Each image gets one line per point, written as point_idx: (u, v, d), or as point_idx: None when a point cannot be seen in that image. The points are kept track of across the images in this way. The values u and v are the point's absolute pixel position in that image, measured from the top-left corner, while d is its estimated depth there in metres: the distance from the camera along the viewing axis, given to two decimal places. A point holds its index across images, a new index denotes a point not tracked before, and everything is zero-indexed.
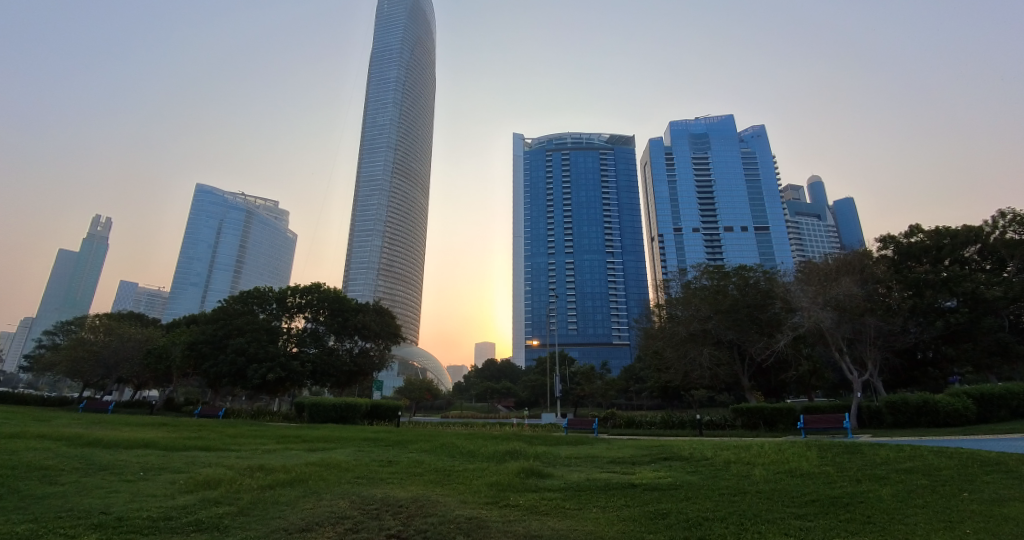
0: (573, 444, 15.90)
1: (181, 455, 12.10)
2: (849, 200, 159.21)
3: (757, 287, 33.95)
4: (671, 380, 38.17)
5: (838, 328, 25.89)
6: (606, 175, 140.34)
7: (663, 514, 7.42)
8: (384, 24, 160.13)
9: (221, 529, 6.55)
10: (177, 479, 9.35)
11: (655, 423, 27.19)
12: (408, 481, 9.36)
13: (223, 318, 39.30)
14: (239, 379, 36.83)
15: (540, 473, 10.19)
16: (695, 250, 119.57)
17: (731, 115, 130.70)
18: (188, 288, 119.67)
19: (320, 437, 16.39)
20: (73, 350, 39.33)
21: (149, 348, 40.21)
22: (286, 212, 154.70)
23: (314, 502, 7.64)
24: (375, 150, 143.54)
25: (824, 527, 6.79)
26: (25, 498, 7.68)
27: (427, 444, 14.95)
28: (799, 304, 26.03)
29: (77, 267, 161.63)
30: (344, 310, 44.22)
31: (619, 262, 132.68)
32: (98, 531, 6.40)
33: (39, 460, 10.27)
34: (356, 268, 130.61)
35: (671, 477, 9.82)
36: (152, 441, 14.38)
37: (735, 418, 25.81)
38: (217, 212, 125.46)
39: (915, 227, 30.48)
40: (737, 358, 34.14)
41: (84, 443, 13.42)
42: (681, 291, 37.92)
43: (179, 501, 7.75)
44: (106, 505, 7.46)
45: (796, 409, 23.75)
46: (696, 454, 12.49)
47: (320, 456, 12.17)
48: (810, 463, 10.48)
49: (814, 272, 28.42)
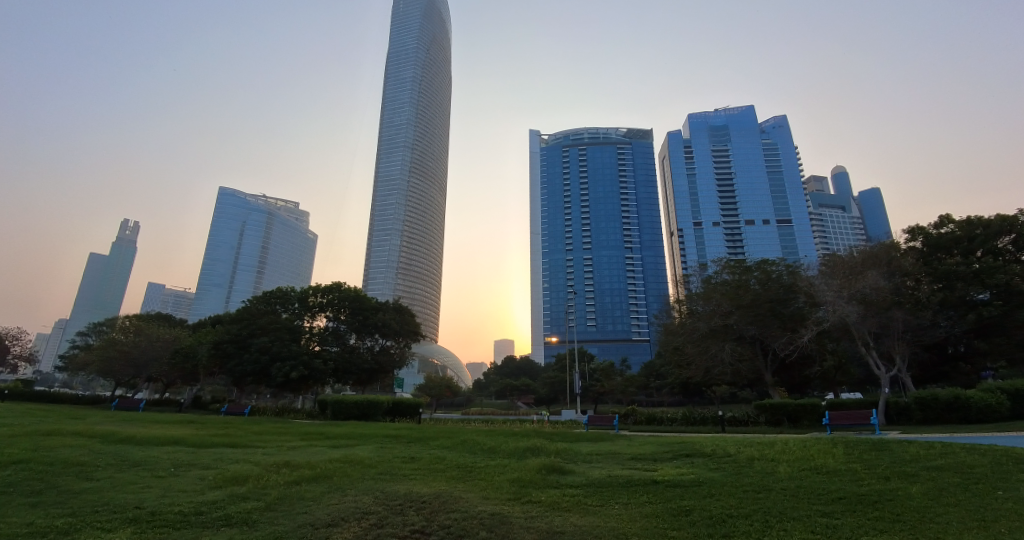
0: (593, 440, 15.91)
1: (209, 452, 12.39)
2: (874, 190, 155.40)
3: (780, 281, 33.38)
4: (692, 376, 37.77)
5: (864, 323, 25.30)
6: (624, 169, 138.86)
7: (687, 511, 7.37)
8: (399, 24, 160.93)
9: (251, 523, 6.70)
10: (207, 474, 9.59)
11: (677, 419, 27.09)
12: (431, 476, 9.42)
13: (247, 317, 40.01)
14: (263, 378, 37.64)
15: (561, 468, 10.20)
16: (715, 244, 118.67)
17: (752, 105, 127.72)
18: (212, 288, 122.10)
19: (343, 434, 16.65)
20: (105, 349, 40.61)
21: (177, 348, 41.20)
22: (305, 213, 157.12)
23: (339, 498, 7.76)
24: (393, 151, 145.30)
25: (852, 525, 6.64)
26: (62, 493, 7.96)
27: (448, 440, 15.08)
28: (824, 297, 25.28)
29: (106, 271, 166.74)
30: (364, 309, 44.67)
31: (637, 257, 131.58)
32: (134, 525, 6.61)
33: (75, 457, 10.63)
34: (376, 268, 132.13)
35: (693, 474, 9.71)
36: (177, 437, 14.74)
37: (757, 414, 25.41)
38: (240, 214, 127.93)
39: (946, 217, 29.56)
40: (760, 354, 33.61)
41: (117, 440, 13.84)
42: (701, 287, 37.47)
43: (209, 497, 7.92)
44: (139, 499, 7.69)
45: (820, 405, 23.52)
46: (719, 449, 12.39)
47: (344, 453, 12.37)
48: (836, 459, 10.29)
49: (838, 263, 27.60)
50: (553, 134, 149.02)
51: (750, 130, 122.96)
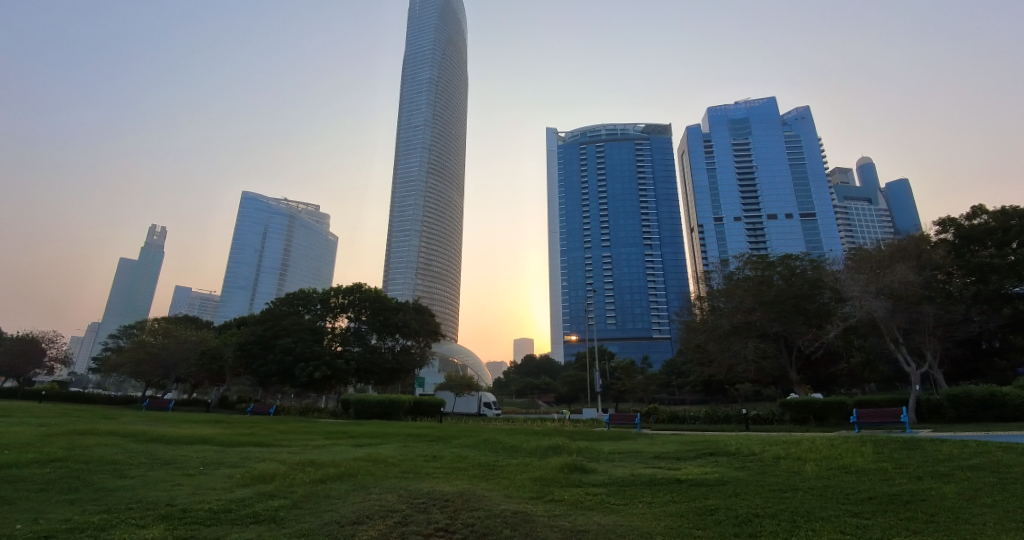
0: (615, 440, 15.76)
1: (237, 451, 12.66)
2: (903, 181, 151.01)
3: (804, 276, 32.68)
4: (714, 373, 37.20)
5: (893, 318, 24.58)
6: (642, 165, 137.39)
7: (712, 510, 7.26)
8: (416, 26, 161.88)
9: (278, 520, 6.82)
10: (234, 473, 9.79)
11: (699, 418, 26.75)
12: (453, 476, 9.45)
13: (270, 319, 40.76)
14: (287, 378, 38.25)
15: (583, 467, 10.15)
16: (737, 239, 116.88)
17: (773, 97, 125.15)
18: (236, 291, 124.79)
19: (366, 433, 16.82)
20: (135, 352, 41.76)
21: (203, 349, 42.11)
22: (326, 215, 159.40)
23: (363, 496, 7.85)
24: (411, 152, 146.43)
25: (882, 526, 6.46)
26: (97, 490, 8.20)
27: (469, 439, 15.11)
28: (850, 292, 24.64)
29: (135, 276, 171.49)
30: (385, 309, 45.08)
31: (657, 254, 130.21)
32: (165, 522, 6.77)
33: (109, 456, 10.98)
34: (395, 268, 133.43)
35: (718, 473, 9.57)
36: (207, 436, 15.18)
37: (782, 412, 24.88)
38: (262, 218, 130.53)
39: (978, 208, 28.57)
40: (784, 351, 32.95)
41: (148, 439, 14.22)
42: (723, 283, 36.88)
43: (237, 494, 8.09)
44: (171, 497, 7.90)
45: (848, 403, 22.98)
46: (744, 449, 12.18)
47: (367, 452, 12.49)
48: (865, 458, 10.01)
49: (865, 257, 26.83)
50: (570, 131, 148.33)
51: (771, 122, 120.60)
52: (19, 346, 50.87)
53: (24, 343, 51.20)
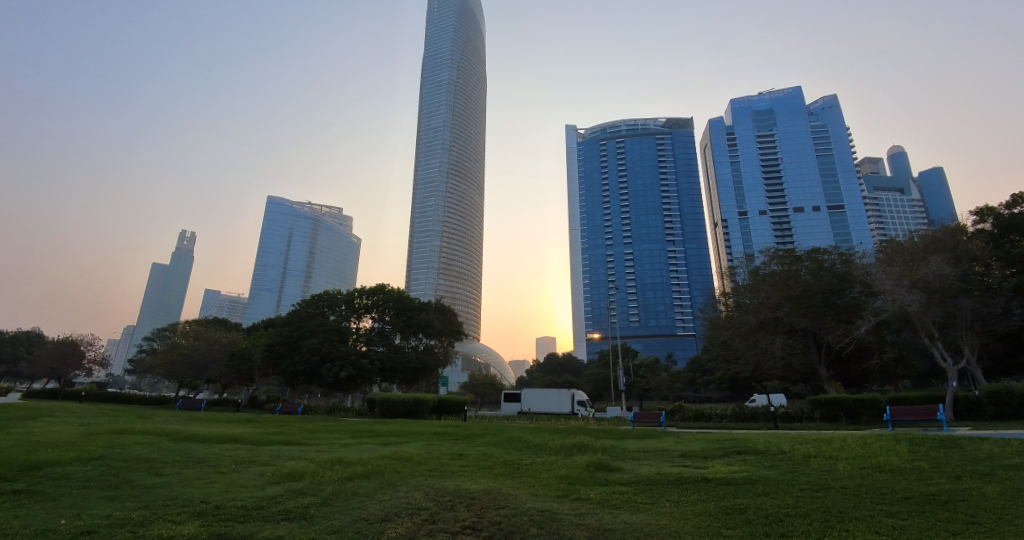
0: (641, 438, 15.62)
1: (267, 450, 12.95)
2: (937, 169, 145.86)
3: (833, 271, 31.92)
4: (741, 370, 36.54)
5: (928, 313, 23.77)
6: (664, 160, 135.63)
7: (742, 509, 7.12)
8: (434, 28, 163.00)
9: (308, 517, 6.94)
10: (266, 471, 10.01)
11: (726, 416, 26.34)
12: (478, 474, 9.48)
13: (297, 320, 41.58)
14: (314, 378, 38.96)
15: (609, 466, 10.07)
16: (762, 234, 114.60)
17: (799, 86, 122.17)
18: (264, 293, 127.66)
19: (392, 432, 17.01)
20: (168, 353, 43.09)
21: (233, 351, 43.14)
22: (349, 218, 161.72)
23: (391, 493, 7.93)
24: (431, 153, 147.59)
25: (921, 527, 6.25)
26: (135, 487, 8.50)
27: (493, 438, 15.14)
28: (882, 286, 23.91)
29: (168, 280, 176.58)
30: (408, 309, 45.58)
31: (680, 250, 128.49)
32: (201, 518, 6.95)
33: (146, 454, 11.33)
34: (418, 268, 134.60)
35: (746, 472, 9.39)
36: (237, 435, 15.53)
37: (811, 409, 24.32)
38: (287, 221, 133.27)
39: (1018, 196, 27.43)
40: (813, 347, 32.16)
41: (182, 438, 14.68)
42: (749, 278, 36.20)
43: (268, 492, 8.27)
44: (206, 494, 8.12)
45: (881, 400, 22.34)
46: (772, 446, 11.96)
47: (393, 450, 12.65)
48: (901, 457, 9.70)
49: (897, 250, 25.98)
50: (590, 128, 147.23)
51: (797, 113, 118.04)
52: (60, 349, 52.95)
53: (64, 346, 53.29)
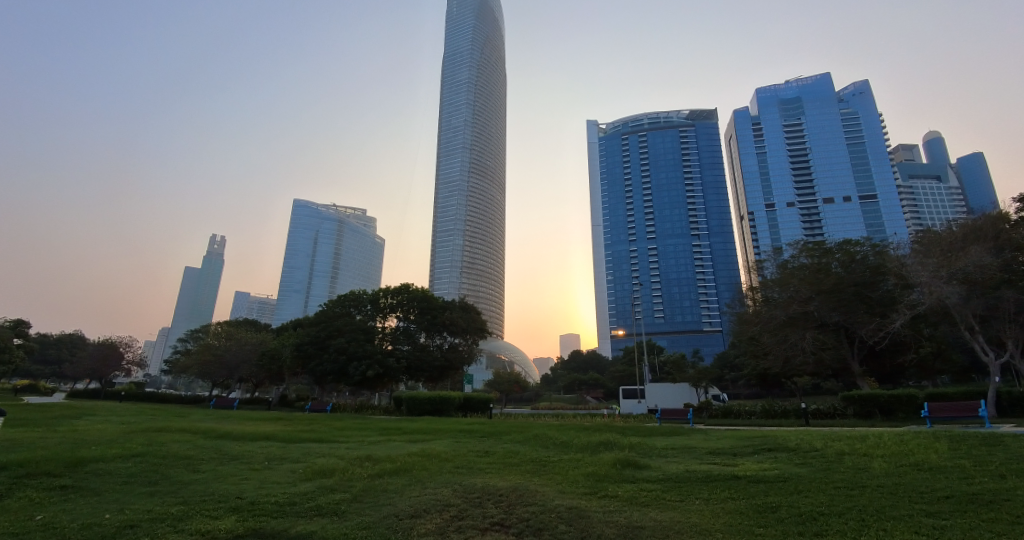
0: (669, 436, 15.39)
1: (299, 447, 13.23)
2: (976, 154, 140.06)
3: (865, 263, 31.03)
4: (771, 367, 35.62)
5: (967, 305, 22.91)
6: (687, 153, 133.38)
7: (772, 507, 6.98)
8: (453, 28, 163.58)
9: (340, 513, 7.08)
10: (297, 468, 10.23)
11: (756, 412, 25.84)
12: (505, 471, 9.51)
13: (324, 320, 42.43)
14: (342, 377, 39.65)
15: (636, 463, 9.95)
16: (790, 226, 112.17)
17: (828, 73, 118.52)
18: (291, 294, 130.38)
19: (419, 430, 17.15)
20: (202, 354, 44.48)
21: (263, 351, 44.25)
22: (373, 219, 163.92)
23: (420, 490, 8.02)
24: (452, 153, 148.45)
25: (964, 527, 6.02)
26: (174, 483, 8.80)
27: (520, 435, 15.14)
28: (918, 278, 23.13)
29: (199, 283, 181.63)
30: (432, 308, 45.96)
31: (705, 244, 126.33)
32: (236, 513, 7.14)
33: (184, 451, 11.71)
34: (441, 267, 135.71)
35: (777, 470, 9.18)
36: (269, 433, 15.90)
37: (844, 406, 23.68)
38: (313, 223, 135.79)
39: None
40: (845, 342, 31.25)
41: (218, 436, 15.12)
42: (777, 272, 35.35)
43: (300, 488, 8.44)
44: (241, 490, 8.32)
45: (919, 397, 21.63)
46: (804, 444, 11.64)
47: (421, 447, 12.77)
48: (942, 455, 9.36)
49: (934, 240, 25.07)
50: (611, 122, 145.64)
51: (826, 100, 114.63)
52: (101, 351, 55.01)
53: (105, 347, 55.37)
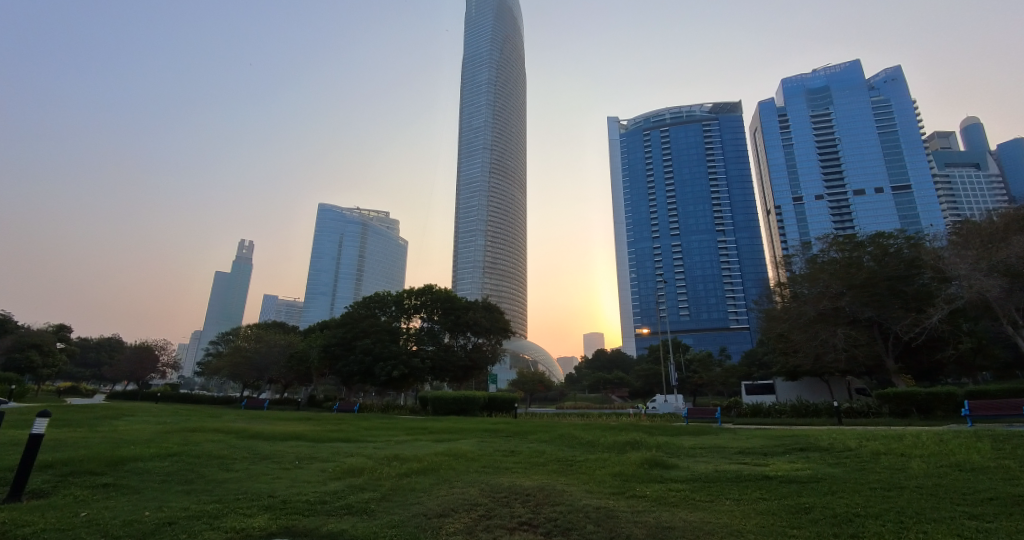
0: (697, 434, 15.22)
1: (328, 446, 13.46)
2: (1017, 140, 134.16)
3: (899, 256, 30.03)
4: (800, 364, 34.61)
5: (1010, 298, 21.93)
6: (711, 148, 131.20)
7: (807, 509, 6.79)
8: (473, 29, 164.38)
9: (369, 512, 7.16)
10: (327, 467, 10.41)
11: (785, 411, 25.22)
12: (532, 470, 9.52)
13: (351, 321, 43.03)
14: (368, 377, 40.18)
15: (664, 463, 9.82)
16: (819, 219, 110.05)
17: (857, 60, 115.18)
18: (318, 297, 132.91)
19: (445, 429, 17.26)
20: (233, 356, 45.66)
21: (291, 352, 45.16)
22: (395, 221, 165.78)
23: (447, 490, 8.06)
24: (473, 153, 149.07)
25: (1010, 529, 5.78)
26: (209, 482, 9.05)
27: (545, 434, 15.12)
28: (956, 271, 22.27)
29: (229, 287, 186.38)
30: (456, 308, 46.26)
31: (731, 240, 124.07)
32: (270, 512, 7.30)
33: (219, 450, 12.06)
34: (463, 268, 136.42)
35: (810, 469, 8.96)
36: (300, 432, 16.28)
37: (879, 404, 22.98)
38: (338, 227, 137.96)
39: None
40: (879, 338, 30.23)
41: (251, 435, 15.51)
42: (806, 267, 34.45)
43: (330, 487, 8.58)
44: (272, 489, 8.49)
45: (958, 394, 20.85)
46: (838, 444, 11.31)
47: (446, 447, 12.83)
48: (986, 456, 8.95)
49: (973, 231, 24.11)
50: (632, 119, 144.22)
51: (856, 88, 111.29)
52: (137, 354, 56.91)
53: (141, 350, 57.26)
